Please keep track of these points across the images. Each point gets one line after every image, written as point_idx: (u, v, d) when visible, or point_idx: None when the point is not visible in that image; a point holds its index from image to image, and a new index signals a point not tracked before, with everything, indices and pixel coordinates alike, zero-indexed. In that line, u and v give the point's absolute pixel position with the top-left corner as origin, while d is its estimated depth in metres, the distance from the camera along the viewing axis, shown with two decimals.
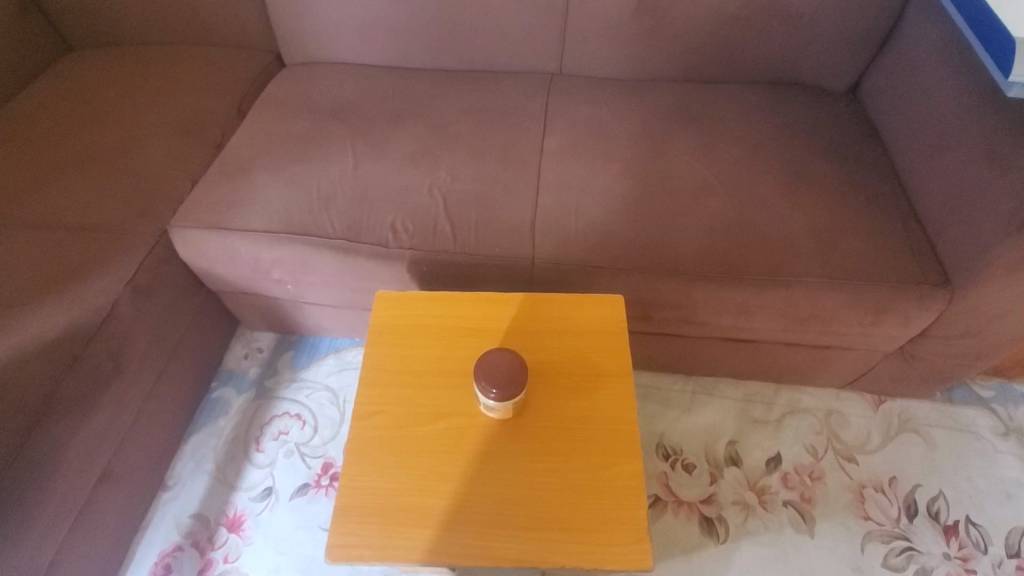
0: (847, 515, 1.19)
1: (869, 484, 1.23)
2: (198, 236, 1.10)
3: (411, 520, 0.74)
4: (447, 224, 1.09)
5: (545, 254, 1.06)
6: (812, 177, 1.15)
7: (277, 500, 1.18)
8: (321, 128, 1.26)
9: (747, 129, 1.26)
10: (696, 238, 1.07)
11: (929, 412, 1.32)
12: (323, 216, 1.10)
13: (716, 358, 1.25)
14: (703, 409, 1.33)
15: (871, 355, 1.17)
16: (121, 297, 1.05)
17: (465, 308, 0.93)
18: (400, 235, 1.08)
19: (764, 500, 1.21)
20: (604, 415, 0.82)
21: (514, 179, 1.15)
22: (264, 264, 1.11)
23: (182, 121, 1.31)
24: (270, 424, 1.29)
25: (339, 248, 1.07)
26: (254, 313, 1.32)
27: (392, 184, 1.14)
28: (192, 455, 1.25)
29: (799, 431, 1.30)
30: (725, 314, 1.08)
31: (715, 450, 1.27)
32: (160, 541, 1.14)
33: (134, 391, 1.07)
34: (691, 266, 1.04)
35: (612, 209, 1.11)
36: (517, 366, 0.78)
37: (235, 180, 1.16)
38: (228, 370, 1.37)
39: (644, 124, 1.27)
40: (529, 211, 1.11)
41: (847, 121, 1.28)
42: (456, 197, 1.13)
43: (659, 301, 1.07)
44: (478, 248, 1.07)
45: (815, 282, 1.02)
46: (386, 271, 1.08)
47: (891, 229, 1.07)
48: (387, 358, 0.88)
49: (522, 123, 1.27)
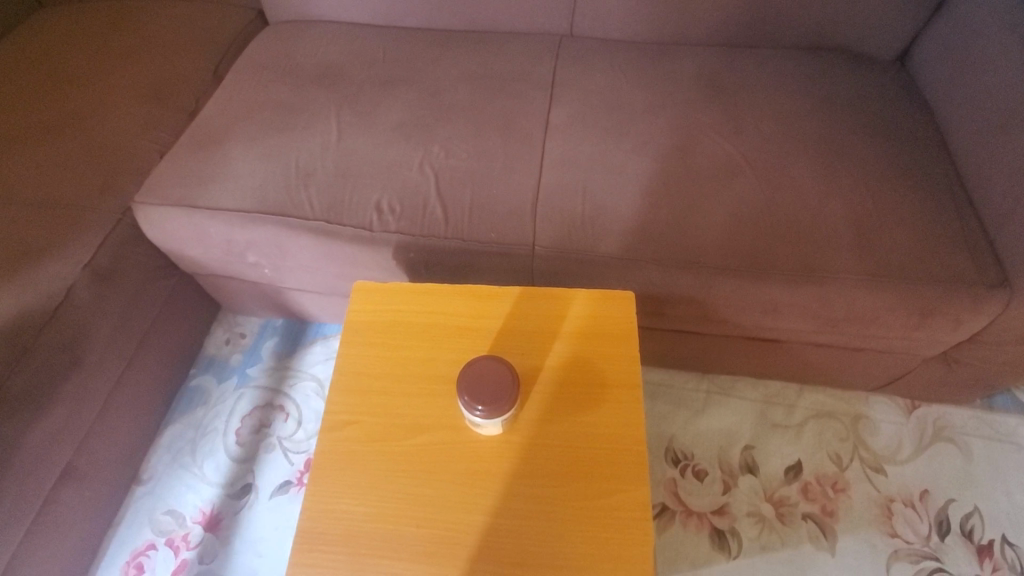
0: (872, 531, 1.09)
1: (898, 497, 1.13)
2: (163, 214, 0.99)
3: (384, 550, 0.65)
4: (439, 205, 0.97)
5: (548, 242, 0.94)
6: (854, 160, 1.01)
7: (256, 498, 1.11)
8: (302, 94, 1.14)
9: (780, 101, 1.11)
10: (719, 226, 0.94)
11: (967, 419, 1.21)
12: (301, 194, 0.98)
13: (736, 357, 1.12)
14: (717, 411, 1.22)
15: (908, 359, 1.05)
16: (80, 280, 0.95)
17: (454, 305, 0.82)
18: (385, 216, 0.97)
19: (781, 514, 1.11)
20: (609, 432, 0.72)
21: (515, 155, 1.03)
22: (237, 246, 1.01)
23: (151, 85, 1.19)
24: (251, 416, 1.20)
25: (320, 232, 0.96)
26: (233, 296, 1.22)
27: (378, 159, 1.02)
28: (168, 447, 1.17)
29: (822, 437, 1.19)
30: (750, 312, 0.96)
31: (730, 455, 1.17)
32: (132, 539, 1.08)
33: (97, 384, 0.98)
34: (712, 258, 0.92)
35: (626, 193, 0.98)
36: (507, 379, 0.68)
37: (206, 151, 1.04)
38: (208, 357, 1.28)
39: (663, 94, 1.13)
40: (531, 193, 0.98)
41: (893, 93, 1.13)
42: (449, 174, 1.01)
43: (676, 297, 0.95)
44: (473, 234, 0.95)
45: (852, 280, 0.90)
46: (370, 257, 0.97)
47: (943, 220, 0.94)
48: (363, 360, 0.78)
49: (526, 91, 1.13)
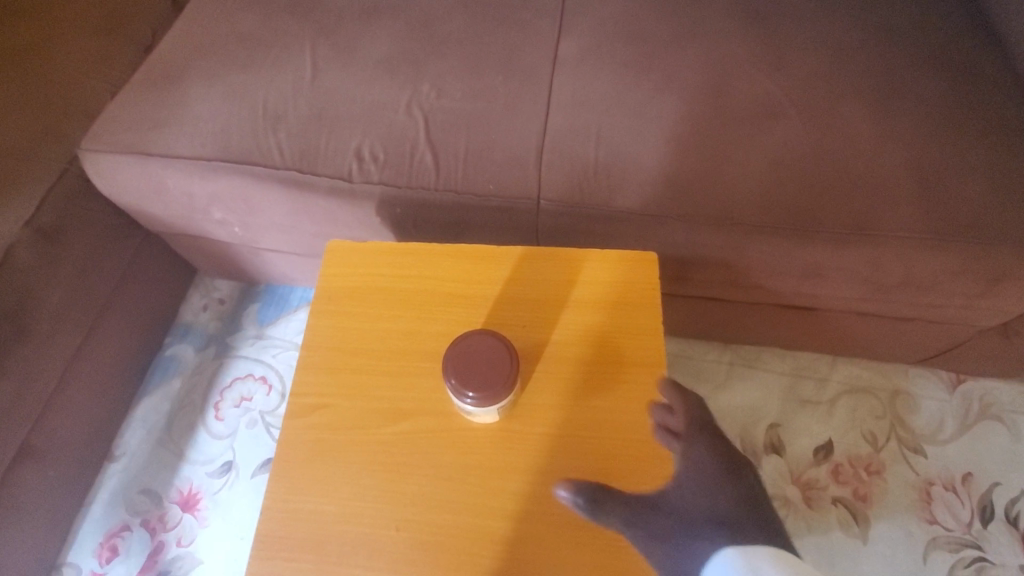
0: (908, 518, 1.00)
1: (938, 480, 1.02)
2: (115, 163, 0.87)
3: (358, 558, 0.56)
4: (429, 153, 0.84)
5: (554, 195, 0.82)
6: (916, 99, 0.86)
7: (237, 476, 1.03)
8: (273, 23, 0.98)
9: (829, 29, 0.95)
10: (755, 176, 0.80)
11: (1017, 396, 1.09)
12: (270, 139, 0.86)
13: (765, 327, 1.00)
14: (741, 386, 1.10)
15: (961, 331, 0.93)
16: (22, 239, 0.85)
17: (444, 268, 0.69)
18: (367, 165, 0.84)
19: (809, 498, 1.01)
20: (627, 420, 0.61)
21: (518, 94, 0.88)
22: (200, 200, 0.89)
23: (99, 13, 1.04)
24: (231, 388, 1.11)
25: (293, 184, 0.84)
26: (205, 258, 1.10)
27: (359, 99, 0.88)
28: (142, 421, 1.08)
29: (855, 414, 1.08)
30: (788, 277, 0.84)
31: (754, 434, 1.06)
32: (105, 520, 1.00)
33: (49, 356, 0.88)
34: (746, 214, 0.79)
35: (647, 137, 0.84)
36: (504, 359, 0.57)
37: (162, 90, 0.91)
38: (185, 324, 1.18)
39: (692, 22, 0.96)
40: (536, 138, 0.85)
41: (963, 22, 0.97)
42: (441, 116, 0.87)
43: (700, 259, 0.83)
44: (467, 186, 0.83)
45: (910, 240, 0.77)
46: (350, 212, 0.85)
47: (1021, 170, 0.80)
48: (337, 332, 0.67)
49: (532, 19, 0.97)
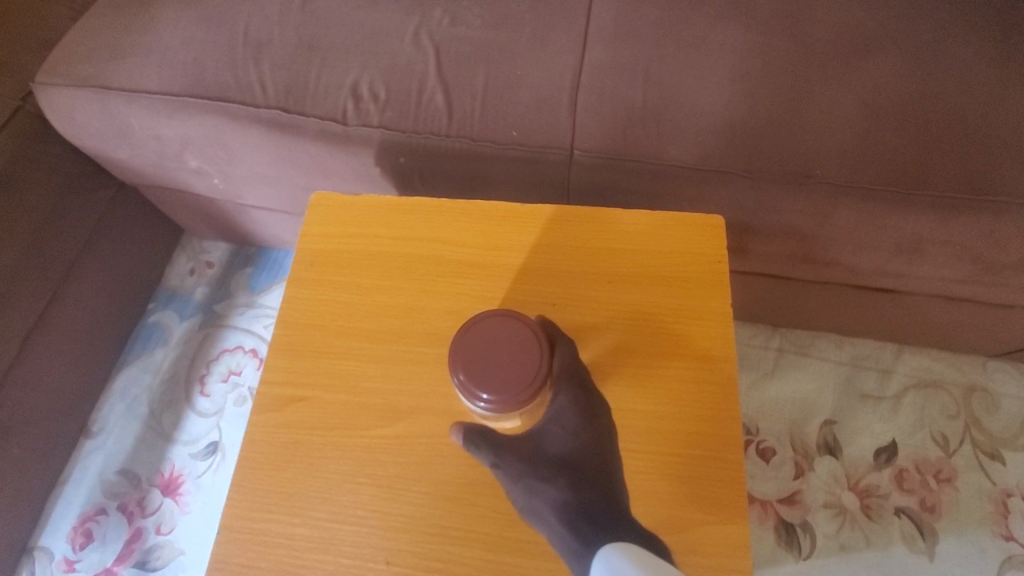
0: (982, 533, 0.86)
1: (1019, 491, 0.88)
2: (71, 98, 0.74)
3: None
4: (439, 91, 0.70)
5: (589, 145, 0.67)
6: None
7: (223, 459, 0.92)
8: None
9: None
10: (840, 125, 0.65)
11: None
12: (249, 72, 0.72)
13: (827, 310, 0.86)
14: (792, 376, 0.96)
15: None
16: None
17: (454, 231, 0.56)
18: (364, 104, 0.70)
19: (868, 506, 0.88)
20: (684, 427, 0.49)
21: (549, 21, 0.73)
22: (171, 145, 0.76)
23: None
24: (218, 361, 0.99)
25: (276, 126, 0.70)
26: (188, 215, 0.98)
27: (357, 25, 0.74)
28: (122, 393, 0.98)
29: (925, 412, 0.93)
30: (871, 253, 0.69)
31: (805, 431, 0.93)
32: (80, 501, 0.91)
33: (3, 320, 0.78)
34: (825, 172, 0.64)
35: (707, 76, 0.68)
36: (523, 351, 0.45)
37: (126, 13, 0.77)
38: (169, 289, 1.06)
39: None
40: (569, 74, 0.70)
41: None
42: (454, 47, 0.72)
43: (763, 227, 0.69)
44: (484, 132, 0.68)
45: None
46: (344, 162, 0.72)
47: None
48: (320, 305, 0.54)
49: None
